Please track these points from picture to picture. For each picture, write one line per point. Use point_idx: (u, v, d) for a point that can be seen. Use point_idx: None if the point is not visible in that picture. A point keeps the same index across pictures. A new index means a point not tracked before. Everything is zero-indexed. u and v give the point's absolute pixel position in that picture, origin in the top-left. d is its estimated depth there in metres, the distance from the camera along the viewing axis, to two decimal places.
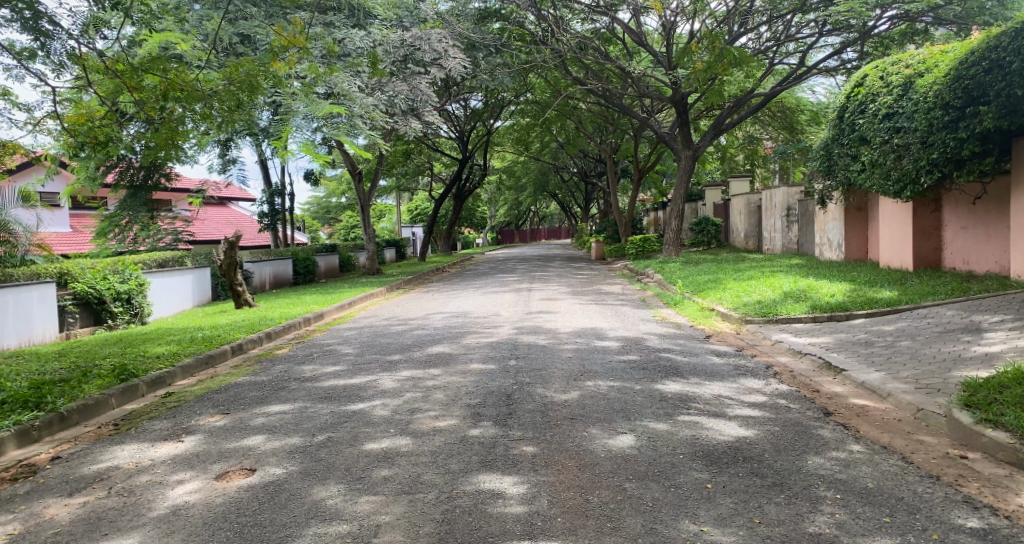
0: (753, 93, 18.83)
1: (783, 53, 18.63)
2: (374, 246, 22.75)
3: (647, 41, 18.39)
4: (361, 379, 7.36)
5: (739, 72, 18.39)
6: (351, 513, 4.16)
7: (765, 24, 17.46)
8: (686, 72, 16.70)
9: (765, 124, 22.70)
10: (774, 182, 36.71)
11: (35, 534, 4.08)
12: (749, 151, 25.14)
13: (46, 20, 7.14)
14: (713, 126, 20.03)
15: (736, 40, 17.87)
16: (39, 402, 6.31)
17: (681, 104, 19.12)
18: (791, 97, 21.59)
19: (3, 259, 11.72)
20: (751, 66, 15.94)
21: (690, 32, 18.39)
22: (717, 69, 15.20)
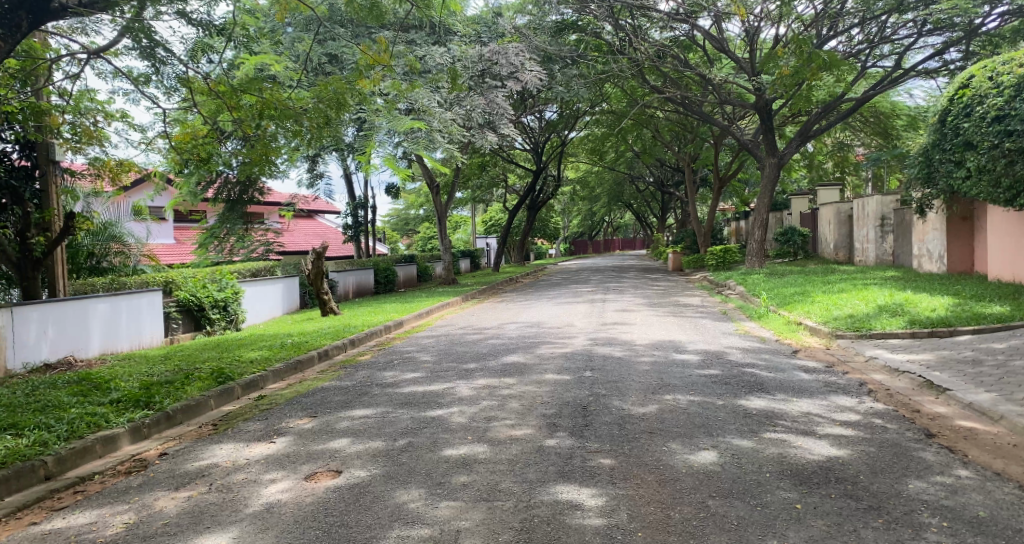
0: (843, 99, 18.18)
1: (877, 56, 17.89)
2: (450, 256, 23.05)
3: (729, 48, 18.03)
4: (439, 386, 7.54)
5: (829, 77, 17.79)
6: (432, 517, 4.27)
7: (856, 27, 16.86)
8: (771, 78, 16.53)
9: (858, 130, 22.00)
10: (865, 190, 35.22)
11: (147, 524, 4.37)
12: (839, 158, 24.17)
13: (162, 48, 7.68)
14: (800, 133, 19.49)
15: (826, 44, 17.32)
16: (149, 401, 6.75)
17: (765, 110, 18.61)
18: (885, 101, 20.71)
19: (118, 268, 12.66)
20: (842, 69, 15.40)
21: (775, 36, 17.87)
22: (805, 74, 14.81)
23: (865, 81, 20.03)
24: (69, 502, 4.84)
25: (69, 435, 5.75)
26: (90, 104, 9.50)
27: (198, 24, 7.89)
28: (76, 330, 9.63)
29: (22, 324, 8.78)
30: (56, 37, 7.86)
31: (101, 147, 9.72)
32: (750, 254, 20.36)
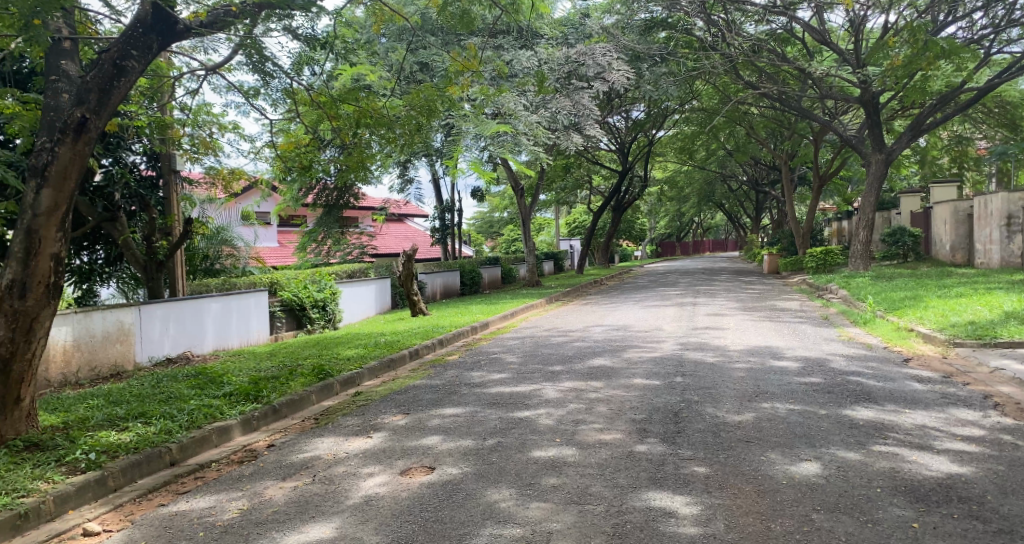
0: (962, 89, 17.07)
1: (1004, 41, 16.65)
2: (535, 259, 23.08)
3: (832, 39, 17.28)
4: (526, 388, 7.57)
5: (947, 66, 16.69)
6: (523, 517, 4.30)
7: (979, 11, 15.81)
8: (879, 70, 15.93)
9: (981, 121, 20.62)
10: (988, 186, 32.74)
11: (258, 510, 4.60)
12: (956, 152, 22.67)
13: (270, 63, 8.06)
14: (913, 126, 18.46)
15: (943, 30, 16.35)
16: (257, 395, 7.11)
17: (871, 104, 17.73)
18: (1012, 90, 19.27)
19: (229, 270, 13.39)
20: (961, 58, 14.45)
21: (884, 25, 16.98)
22: (920, 63, 14.00)
23: (988, 68, 18.68)
24: (192, 487, 5.15)
25: (189, 425, 6.13)
26: (207, 117, 10.13)
27: (302, 39, 8.23)
28: (193, 327, 10.24)
29: (147, 321, 9.42)
30: (178, 56, 8.40)
31: (215, 156, 10.42)
32: (854, 257, 19.37)
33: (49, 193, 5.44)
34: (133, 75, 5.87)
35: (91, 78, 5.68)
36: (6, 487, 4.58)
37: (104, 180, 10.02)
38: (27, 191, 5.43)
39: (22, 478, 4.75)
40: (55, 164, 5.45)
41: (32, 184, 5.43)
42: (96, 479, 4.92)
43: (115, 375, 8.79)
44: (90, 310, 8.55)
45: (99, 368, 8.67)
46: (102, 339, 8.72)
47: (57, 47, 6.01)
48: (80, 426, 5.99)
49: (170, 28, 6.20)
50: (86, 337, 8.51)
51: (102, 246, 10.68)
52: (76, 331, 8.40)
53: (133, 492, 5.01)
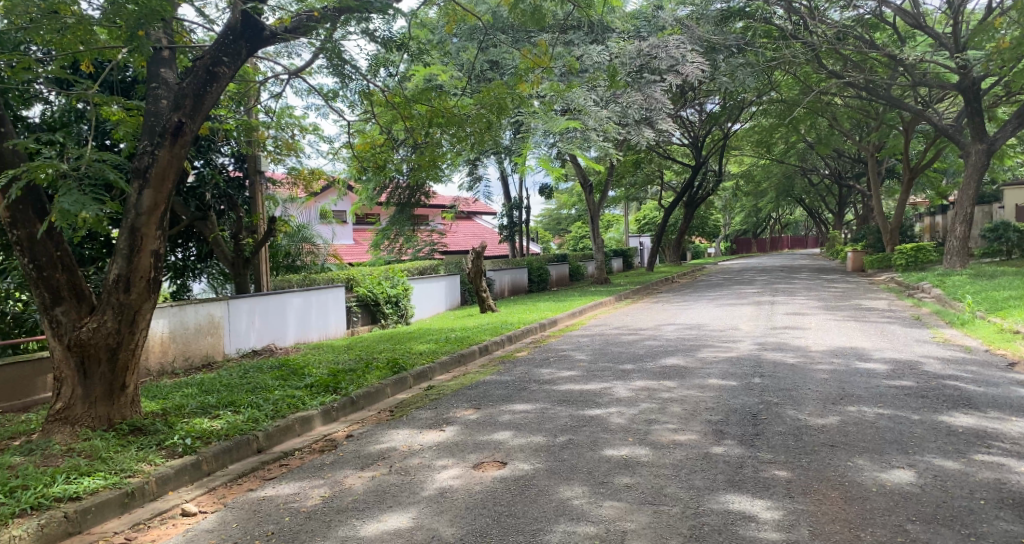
0: None
1: None
2: (604, 256, 22.84)
3: (927, 23, 16.34)
4: (597, 386, 7.49)
5: None
6: (597, 516, 4.24)
7: None
8: (985, 54, 14.78)
9: None
10: None
11: (340, 498, 4.72)
12: None
13: (349, 66, 8.27)
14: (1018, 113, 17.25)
15: None
16: (336, 387, 7.30)
17: (971, 90, 16.71)
18: None
19: (308, 266, 13.82)
20: None
21: (986, 6, 15.96)
22: None
23: None
24: (278, 473, 5.34)
25: (274, 414, 6.35)
26: (289, 119, 10.51)
27: (379, 41, 8.39)
28: (277, 320, 10.62)
29: (235, 314, 9.83)
30: (264, 61, 8.70)
31: (296, 157, 10.89)
32: (950, 253, 18.27)
33: (150, 193, 5.72)
34: (223, 80, 6.12)
35: (186, 85, 5.96)
36: (114, 467, 4.86)
37: (196, 181, 10.51)
38: (131, 191, 5.73)
39: (128, 459, 5.02)
40: (155, 166, 5.74)
41: (135, 185, 5.73)
42: (192, 463, 5.16)
43: (207, 365, 9.20)
44: (183, 303, 8.97)
45: (193, 358, 9.09)
46: (194, 330, 9.14)
47: (156, 57, 6.34)
48: (177, 413, 6.29)
49: (258, 34, 6.41)
50: (180, 329, 8.94)
51: (195, 243, 11.21)
52: (172, 323, 8.83)
53: (225, 477, 5.23)
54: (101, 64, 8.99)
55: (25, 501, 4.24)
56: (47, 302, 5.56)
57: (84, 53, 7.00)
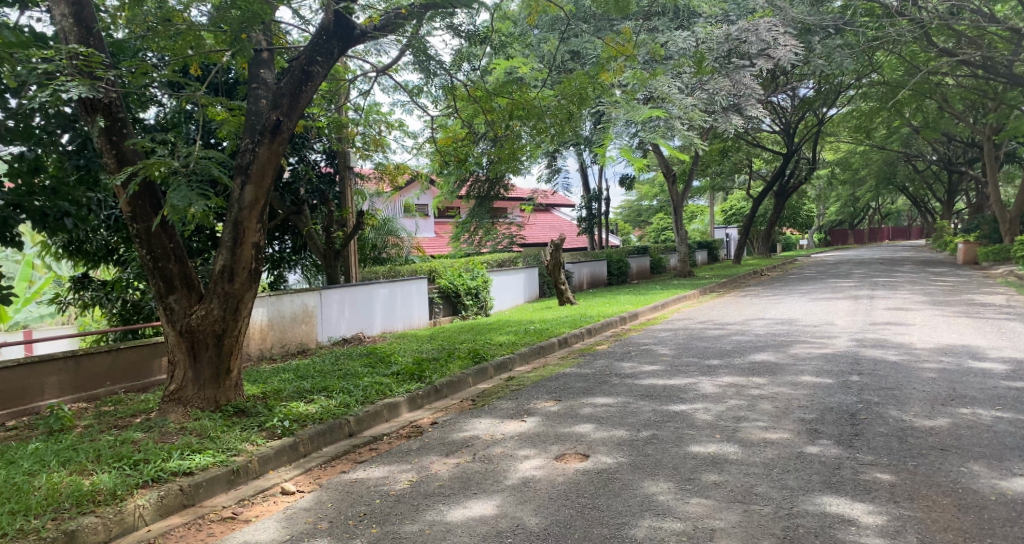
0: None
1: None
2: (688, 248, 22.32)
3: None
4: (681, 381, 7.32)
5: None
6: (683, 512, 4.14)
7: None
8: None
9: None
10: None
11: (426, 483, 4.79)
12: None
13: (434, 61, 8.35)
14: None
15: None
16: (421, 375, 7.43)
17: None
18: None
19: (393, 258, 14.15)
20: None
21: None
22: None
23: None
24: (368, 456, 5.47)
25: (364, 399, 6.52)
26: (377, 116, 10.75)
27: (463, 35, 8.45)
28: (365, 310, 10.92)
29: (327, 304, 10.15)
30: (354, 59, 8.90)
31: (382, 153, 11.20)
32: None
33: (251, 188, 5.95)
34: (318, 79, 6.29)
35: (284, 84, 6.17)
36: (221, 446, 5.10)
37: (292, 177, 10.84)
38: (234, 187, 5.98)
39: (233, 439, 5.26)
40: (255, 163, 5.96)
41: (238, 181, 5.99)
42: (290, 444, 5.36)
43: (301, 352, 9.56)
44: (280, 293, 9.33)
45: (289, 345, 9.46)
46: (291, 319, 9.50)
47: (257, 58, 6.58)
48: (275, 396, 6.56)
49: (350, 33, 6.55)
50: (278, 317, 9.30)
51: (290, 236, 11.57)
52: (270, 311, 9.20)
53: (320, 458, 5.41)
54: (207, 67, 9.43)
55: (146, 474, 4.51)
56: (162, 290, 5.90)
57: (194, 56, 7.36)
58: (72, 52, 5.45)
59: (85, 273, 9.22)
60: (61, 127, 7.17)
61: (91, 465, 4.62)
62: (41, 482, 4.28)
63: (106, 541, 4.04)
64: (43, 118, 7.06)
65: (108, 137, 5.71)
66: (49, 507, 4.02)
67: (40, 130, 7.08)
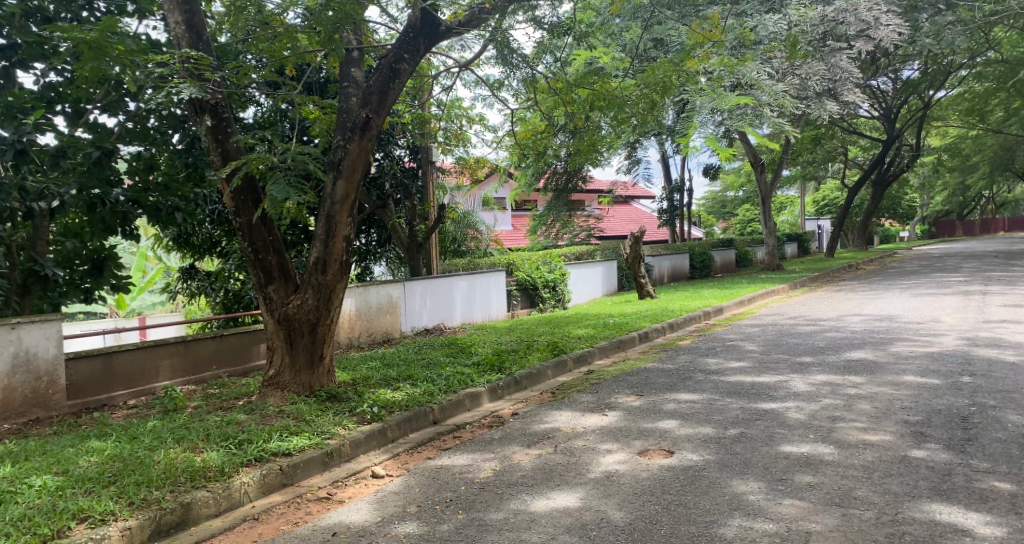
0: None
1: None
2: (776, 240, 21.49)
3: None
4: (771, 378, 7.02)
5: None
6: (776, 513, 3.95)
7: None
8: None
9: None
10: None
11: (509, 473, 4.76)
12: None
13: (517, 55, 8.31)
14: None
15: None
16: (501, 366, 7.43)
17: None
18: None
19: (472, 251, 14.24)
20: None
21: None
22: None
23: None
24: (453, 444, 5.50)
25: (447, 388, 6.57)
26: (459, 111, 10.82)
27: (546, 27, 8.36)
28: (446, 302, 11.05)
29: (410, 295, 10.33)
30: (437, 56, 8.98)
31: (463, 148, 11.32)
32: None
33: (342, 183, 6.07)
34: (405, 76, 6.35)
35: (373, 82, 6.26)
36: (316, 429, 5.24)
37: (377, 172, 11.02)
38: (326, 182, 6.12)
39: (327, 423, 5.39)
40: (347, 159, 6.08)
41: (330, 176, 6.13)
42: (379, 429, 5.46)
43: (387, 341, 9.75)
44: (367, 284, 9.54)
45: (375, 334, 9.67)
46: (377, 309, 9.70)
47: (348, 58, 6.72)
48: (364, 383, 6.70)
49: (435, 30, 6.58)
50: (365, 307, 9.51)
51: (376, 230, 11.84)
52: (359, 302, 9.42)
53: (408, 444, 5.48)
54: (302, 67, 9.76)
55: (250, 453, 4.68)
56: (262, 280, 6.11)
57: (290, 58, 7.62)
58: (183, 55, 5.62)
59: (192, 264, 9.79)
60: (172, 127, 7.61)
61: (201, 443, 4.83)
62: (159, 457, 4.50)
63: (216, 514, 4.21)
64: (156, 120, 7.54)
65: (214, 136, 5.96)
66: (167, 480, 4.21)
67: (153, 130, 7.58)
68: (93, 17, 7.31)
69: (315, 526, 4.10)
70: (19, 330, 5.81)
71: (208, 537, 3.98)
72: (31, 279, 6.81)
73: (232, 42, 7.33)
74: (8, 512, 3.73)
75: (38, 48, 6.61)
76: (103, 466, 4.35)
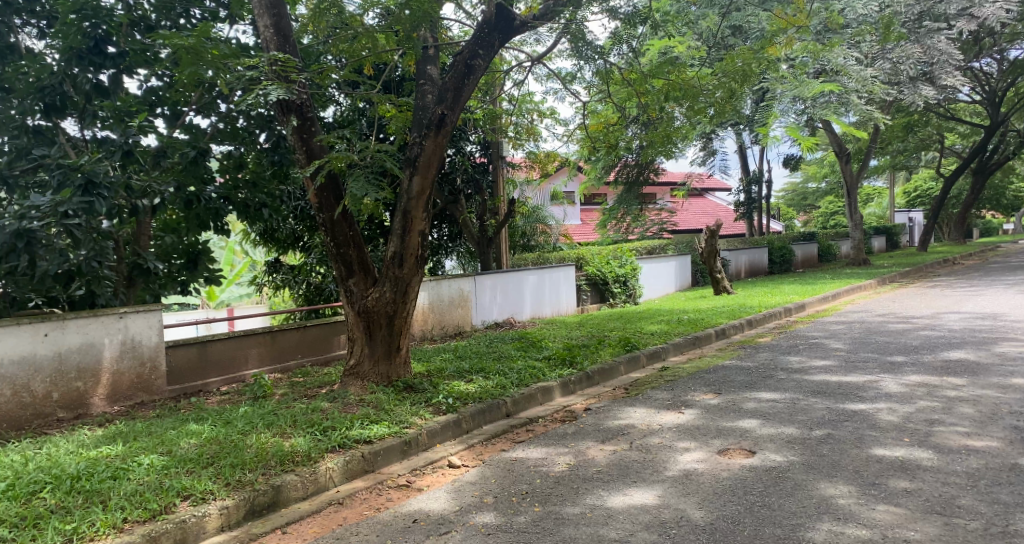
0: None
1: None
2: (863, 234, 20.53)
3: None
4: (859, 378, 6.69)
5: None
6: (869, 518, 3.74)
7: None
8: None
9: None
10: None
11: (584, 468, 4.70)
12: None
13: (591, 47, 8.19)
14: None
15: None
16: (573, 360, 7.36)
17: None
18: None
19: (541, 246, 14.19)
20: None
21: None
22: None
23: None
24: (525, 437, 5.47)
25: (519, 382, 6.55)
26: (530, 105, 10.77)
27: (622, 17, 8.18)
28: (516, 296, 11.05)
29: (481, 289, 10.37)
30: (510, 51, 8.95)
31: (534, 142, 11.27)
32: None
33: (418, 179, 6.12)
34: (480, 71, 6.34)
35: (448, 78, 6.28)
36: (394, 418, 5.31)
37: (449, 167, 11.10)
38: (402, 178, 6.18)
39: (404, 412, 5.46)
40: (422, 155, 6.12)
41: (406, 172, 6.18)
42: (454, 420, 5.49)
43: (459, 334, 9.83)
44: (440, 278, 9.62)
45: (447, 327, 9.75)
46: (449, 302, 9.78)
47: (424, 55, 6.77)
48: (438, 375, 6.75)
49: (509, 24, 6.54)
50: (437, 301, 9.61)
51: (447, 224, 11.94)
52: (431, 295, 9.52)
53: (483, 436, 5.49)
54: (378, 66, 9.93)
55: (333, 440, 4.79)
56: (342, 274, 6.24)
57: (368, 57, 7.75)
58: (271, 58, 5.77)
59: (276, 258, 10.13)
60: (260, 127, 7.83)
61: (289, 429, 4.96)
62: (251, 441, 4.65)
63: (303, 497, 4.33)
64: (245, 120, 7.77)
65: (300, 135, 6.12)
66: (259, 463, 4.35)
67: (243, 130, 7.81)
68: (190, 25, 7.63)
69: (397, 512, 4.15)
70: (125, 319, 6.14)
71: (296, 519, 4.09)
72: (134, 271, 7.06)
73: (313, 44, 7.53)
74: (120, 488, 3.92)
75: (142, 56, 6.92)
76: (201, 449, 4.51)
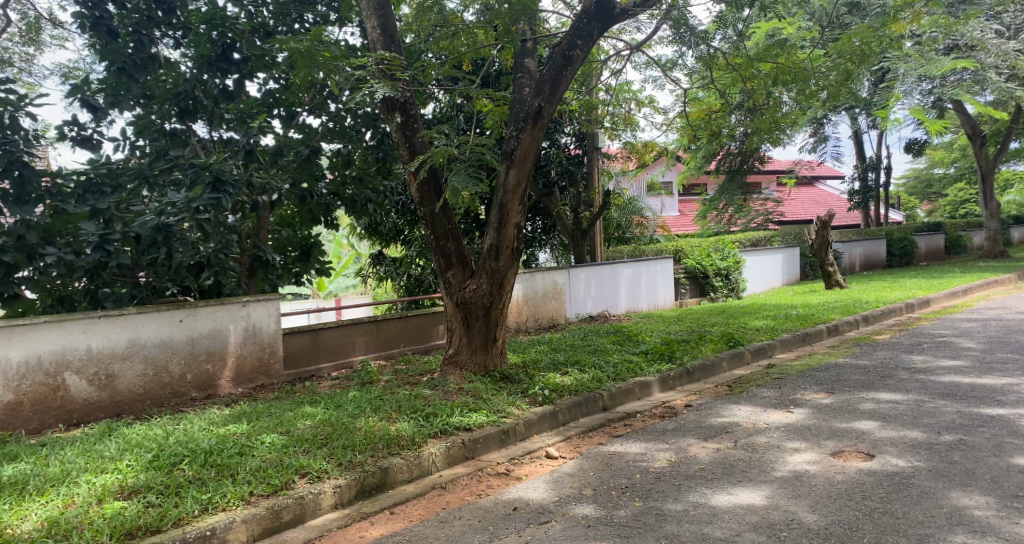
0: None
1: None
2: (996, 224, 18.92)
3: None
4: (994, 381, 6.18)
5: None
6: (1010, 533, 3.46)
7: None
8: None
9: None
10: None
11: (687, 464, 4.59)
12: None
13: (695, 31, 7.95)
14: None
15: None
16: (671, 355, 7.20)
17: None
18: None
19: (638, 238, 13.96)
20: None
21: None
22: None
23: None
24: (623, 431, 5.41)
25: (616, 375, 6.47)
26: (627, 94, 10.59)
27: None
28: (611, 289, 10.94)
29: (576, 282, 10.33)
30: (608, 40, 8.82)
31: (631, 132, 11.10)
32: None
33: (515, 173, 6.14)
34: (578, 62, 6.27)
35: (546, 71, 6.24)
36: (493, 407, 5.38)
37: (544, 160, 11.12)
38: (500, 172, 6.22)
39: (502, 402, 5.52)
40: (519, 149, 6.13)
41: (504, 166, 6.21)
42: (551, 412, 5.49)
43: (553, 327, 9.83)
44: (534, 270, 9.66)
45: (541, 320, 9.78)
46: (543, 295, 9.80)
47: (523, 49, 6.76)
48: (534, 366, 6.78)
49: (609, 13, 6.44)
50: (532, 293, 9.65)
51: (542, 217, 11.98)
52: (526, 288, 9.57)
53: (579, 428, 5.46)
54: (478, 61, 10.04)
55: (435, 426, 4.90)
56: (442, 266, 6.36)
57: (467, 52, 7.85)
58: (378, 57, 5.93)
59: (380, 250, 10.48)
60: (366, 125, 8.10)
61: (394, 414, 5.12)
62: (360, 425, 4.84)
63: (409, 480, 4.46)
64: (353, 119, 8.06)
65: (404, 131, 6.27)
66: (367, 445, 4.51)
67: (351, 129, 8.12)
68: (304, 28, 7.96)
69: (498, 499, 4.21)
70: (248, 306, 6.51)
71: (403, 501, 4.22)
72: (254, 263, 7.48)
73: (416, 42, 7.70)
74: (246, 464, 4.16)
75: (262, 60, 7.31)
76: (316, 430, 4.73)
